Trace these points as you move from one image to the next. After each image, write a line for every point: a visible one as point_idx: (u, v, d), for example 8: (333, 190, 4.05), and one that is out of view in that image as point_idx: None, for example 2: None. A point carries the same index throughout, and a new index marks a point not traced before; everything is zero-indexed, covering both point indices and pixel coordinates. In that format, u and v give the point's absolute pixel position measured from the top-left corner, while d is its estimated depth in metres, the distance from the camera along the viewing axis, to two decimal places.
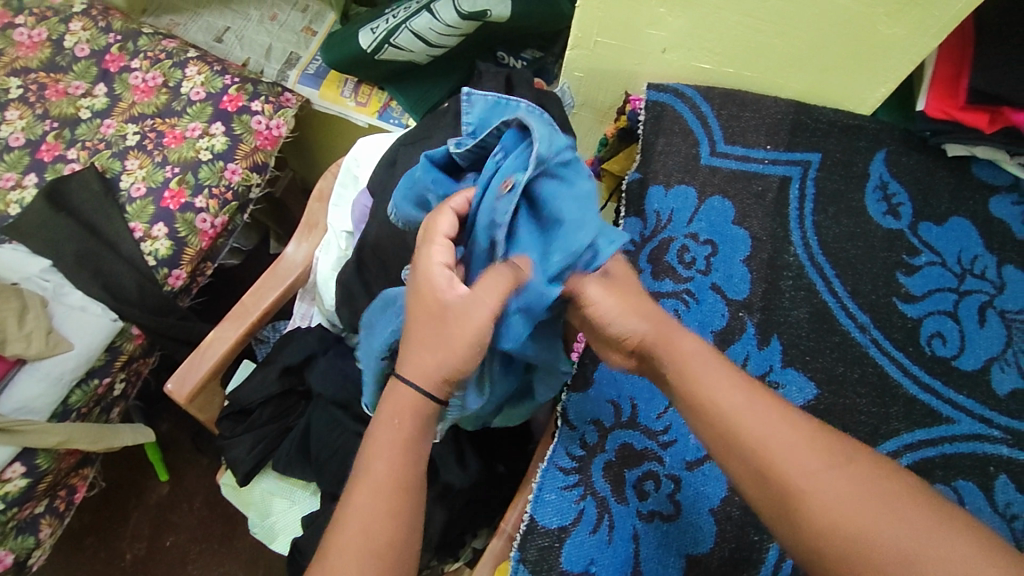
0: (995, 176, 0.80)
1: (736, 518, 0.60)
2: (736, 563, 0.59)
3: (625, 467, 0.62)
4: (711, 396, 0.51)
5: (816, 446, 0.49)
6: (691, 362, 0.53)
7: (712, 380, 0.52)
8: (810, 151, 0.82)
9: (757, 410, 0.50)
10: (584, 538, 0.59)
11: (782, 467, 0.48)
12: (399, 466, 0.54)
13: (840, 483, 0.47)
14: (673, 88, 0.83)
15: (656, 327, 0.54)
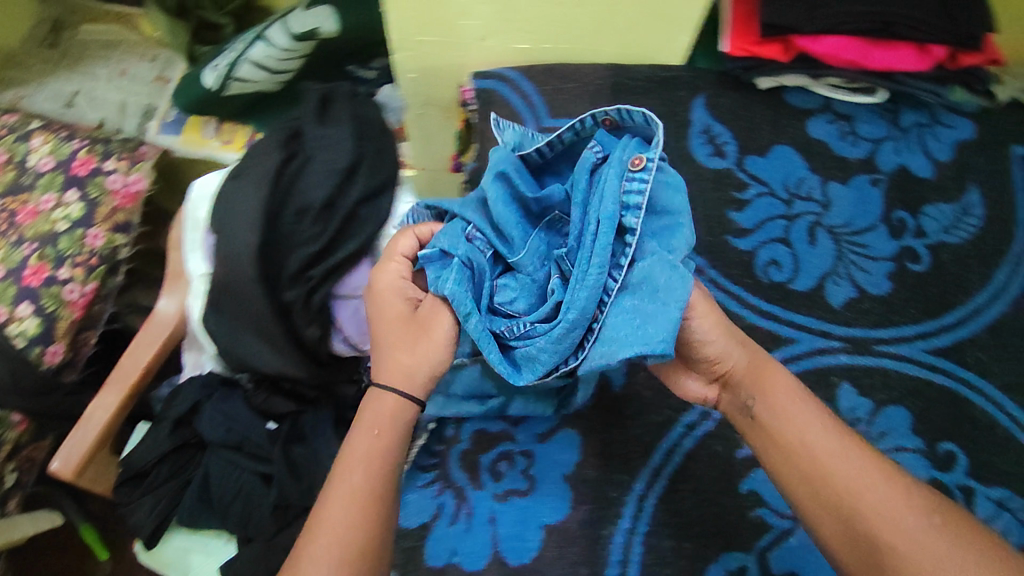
0: (806, 100, 0.84)
1: (593, 478, 0.63)
2: (597, 522, 0.61)
3: (480, 453, 0.64)
4: (799, 439, 0.52)
5: (905, 490, 0.49)
6: (782, 398, 0.54)
7: (806, 417, 0.53)
8: (632, 110, 0.83)
9: (849, 457, 0.51)
10: (445, 531, 0.61)
11: (859, 509, 0.49)
12: (377, 472, 0.56)
13: (932, 543, 0.47)
14: (495, 74, 0.86)
15: (752, 363, 0.56)
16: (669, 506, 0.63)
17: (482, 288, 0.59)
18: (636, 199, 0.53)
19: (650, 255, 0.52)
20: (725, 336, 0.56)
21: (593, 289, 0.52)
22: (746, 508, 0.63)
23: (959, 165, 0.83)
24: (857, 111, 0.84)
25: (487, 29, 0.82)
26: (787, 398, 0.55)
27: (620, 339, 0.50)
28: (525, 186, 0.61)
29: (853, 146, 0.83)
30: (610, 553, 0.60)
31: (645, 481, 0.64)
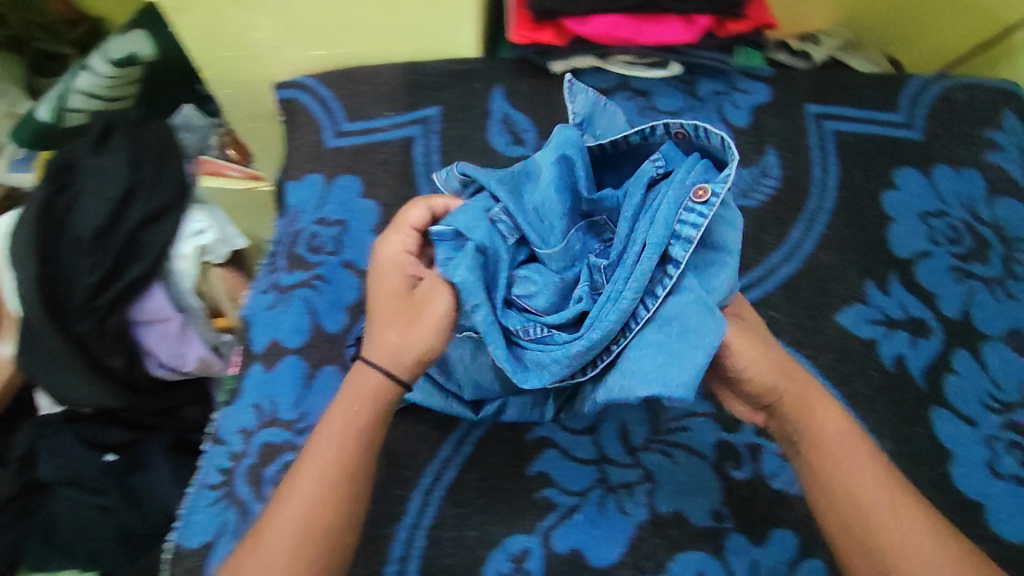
0: (603, 80, 0.85)
1: (378, 478, 0.68)
2: (377, 521, 0.66)
3: (265, 465, 0.68)
4: (852, 482, 0.54)
5: (905, 503, 0.54)
6: (827, 417, 0.57)
7: (831, 422, 0.56)
8: (428, 107, 0.83)
9: (881, 493, 0.54)
10: (226, 549, 0.64)
11: (875, 523, 0.53)
12: (348, 451, 0.56)
13: (932, 549, 0.52)
14: (297, 83, 0.87)
15: (799, 388, 0.57)
16: (453, 498, 0.67)
17: (495, 277, 0.58)
18: (688, 231, 0.52)
19: (685, 289, 0.53)
20: (764, 356, 0.55)
21: (615, 316, 0.53)
22: (532, 490, 0.68)
23: (757, 129, 0.84)
24: (655, 86, 0.85)
25: (280, 39, 0.84)
26: (838, 439, 0.56)
27: (643, 375, 0.51)
28: (582, 181, 0.62)
29: (653, 121, 0.84)
30: (390, 550, 0.65)
31: (431, 476, 0.68)
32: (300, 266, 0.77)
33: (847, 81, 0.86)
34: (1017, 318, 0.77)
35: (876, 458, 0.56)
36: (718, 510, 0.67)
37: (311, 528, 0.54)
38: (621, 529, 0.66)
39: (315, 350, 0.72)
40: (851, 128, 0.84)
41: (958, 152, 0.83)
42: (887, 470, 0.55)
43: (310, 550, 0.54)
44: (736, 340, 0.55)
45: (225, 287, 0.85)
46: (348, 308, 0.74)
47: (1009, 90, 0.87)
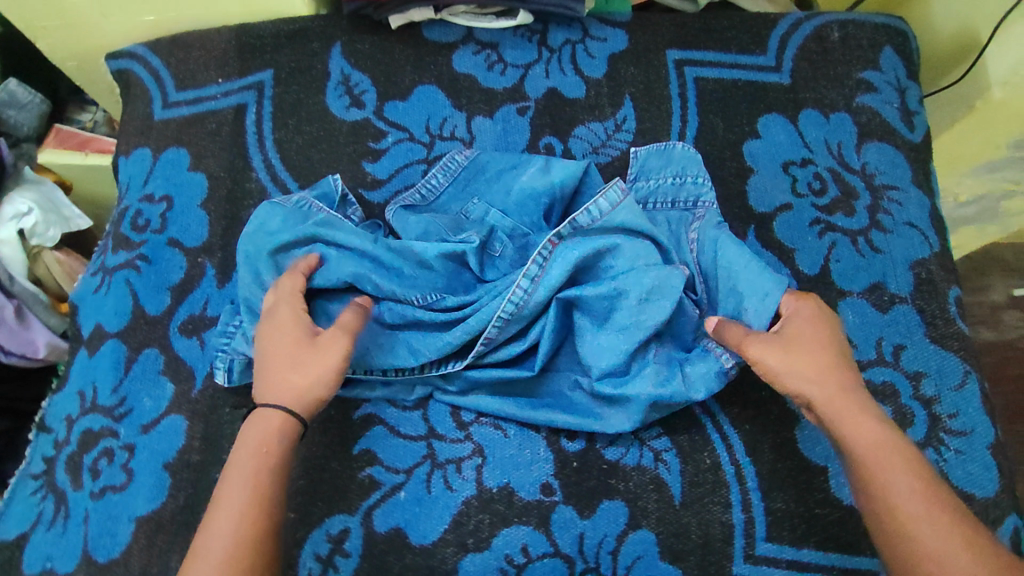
0: (447, 34, 0.80)
1: (195, 463, 0.65)
2: (193, 506, 0.63)
3: (84, 454, 0.66)
4: (884, 471, 0.52)
5: (941, 509, 0.50)
6: (862, 428, 0.53)
7: (864, 424, 0.54)
8: (261, 71, 0.79)
9: (920, 493, 0.50)
10: (42, 539, 0.65)
11: (905, 526, 0.50)
12: (262, 483, 0.53)
13: (961, 557, 0.48)
14: (126, 52, 0.81)
15: (828, 392, 0.55)
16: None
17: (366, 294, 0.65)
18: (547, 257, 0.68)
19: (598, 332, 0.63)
20: (799, 360, 0.56)
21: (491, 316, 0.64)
22: (357, 469, 0.65)
23: (613, 80, 0.79)
24: (502, 38, 0.80)
25: (103, 6, 0.76)
26: (878, 436, 0.53)
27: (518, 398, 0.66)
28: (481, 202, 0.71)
29: (501, 75, 0.79)
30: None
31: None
32: (124, 246, 0.74)
33: (712, 23, 0.81)
34: (880, 273, 0.72)
35: (914, 463, 0.52)
36: (548, 482, 0.64)
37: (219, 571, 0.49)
38: (446, 506, 0.64)
39: (136, 333, 0.70)
40: (714, 74, 0.79)
41: (830, 95, 0.78)
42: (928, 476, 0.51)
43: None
44: (769, 354, 0.56)
45: (62, 270, 0.88)
46: (173, 288, 0.72)
47: (894, 25, 0.82)
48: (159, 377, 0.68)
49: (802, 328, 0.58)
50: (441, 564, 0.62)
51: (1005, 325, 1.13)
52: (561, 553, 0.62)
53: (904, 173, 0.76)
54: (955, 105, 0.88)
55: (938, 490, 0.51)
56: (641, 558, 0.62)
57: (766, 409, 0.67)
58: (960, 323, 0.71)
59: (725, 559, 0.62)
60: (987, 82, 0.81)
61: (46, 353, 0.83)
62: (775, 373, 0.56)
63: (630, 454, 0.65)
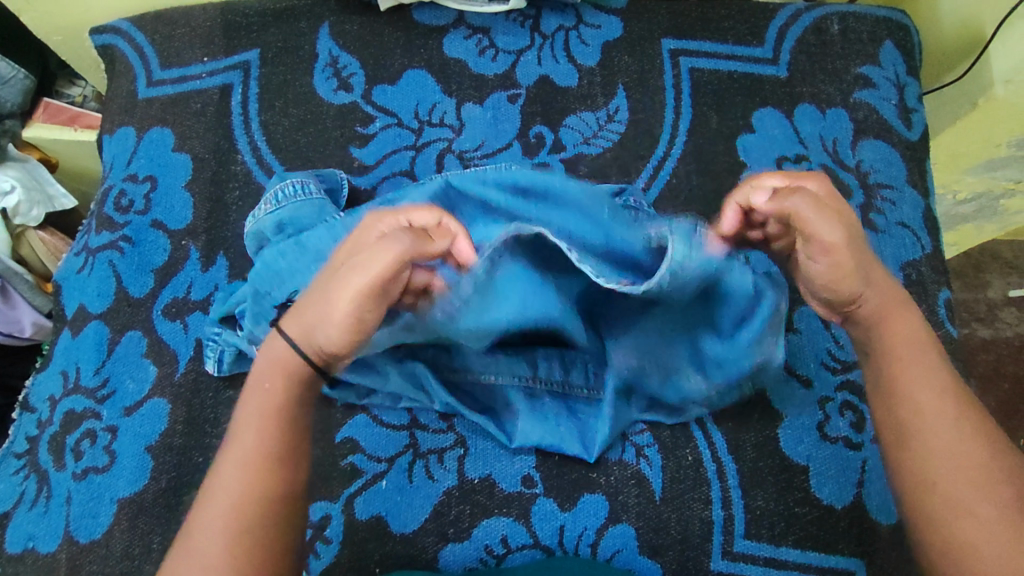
0: (437, 17, 0.78)
1: (177, 446, 0.62)
2: (175, 489, 0.60)
3: (66, 434, 0.63)
4: (901, 344, 0.51)
5: (953, 395, 0.49)
6: (900, 322, 0.51)
7: (901, 326, 0.51)
8: (247, 50, 0.77)
9: (929, 378, 0.50)
10: (24, 519, 0.62)
11: (920, 423, 0.49)
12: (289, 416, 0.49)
13: (948, 431, 0.48)
14: (110, 27, 0.80)
15: (881, 296, 0.51)
16: None
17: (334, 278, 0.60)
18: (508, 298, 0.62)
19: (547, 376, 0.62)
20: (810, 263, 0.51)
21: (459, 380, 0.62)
22: (340, 456, 0.62)
23: (606, 68, 0.77)
24: (494, 23, 0.78)
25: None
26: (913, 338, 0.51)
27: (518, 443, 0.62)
28: None
29: (492, 61, 0.77)
30: (187, 517, 0.60)
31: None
32: (107, 226, 0.71)
33: (709, 12, 0.79)
34: None
35: (941, 369, 0.51)
36: (529, 474, 0.62)
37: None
38: (427, 496, 0.61)
39: (118, 315, 0.67)
40: (709, 66, 0.78)
41: (827, 90, 0.77)
42: (953, 379, 0.50)
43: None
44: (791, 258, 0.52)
45: (45, 248, 0.88)
46: (156, 271, 0.69)
47: (896, 19, 0.80)
48: (142, 359, 0.65)
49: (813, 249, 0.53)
50: (422, 553, 0.60)
51: (1001, 323, 1.12)
52: (541, 544, 0.60)
53: (899, 172, 0.75)
54: (957, 103, 0.85)
55: (965, 395, 0.50)
56: (620, 552, 0.60)
57: (750, 408, 0.64)
58: (948, 326, 0.69)
59: (703, 555, 0.60)
60: (989, 78, 0.79)
61: (32, 332, 0.83)
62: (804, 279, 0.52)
63: (612, 447, 0.63)
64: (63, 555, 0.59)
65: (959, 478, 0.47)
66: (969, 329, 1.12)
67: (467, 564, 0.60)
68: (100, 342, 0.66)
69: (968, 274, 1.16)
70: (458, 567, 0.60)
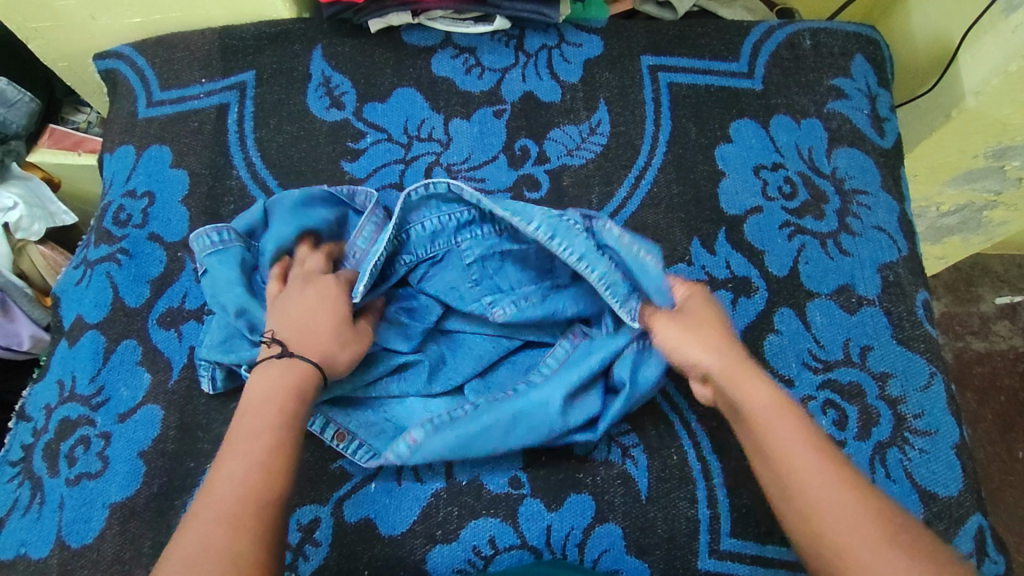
0: (425, 38, 0.82)
1: (170, 452, 0.63)
2: (166, 494, 0.61)
3: (61, 441, 0.64)
4: (750, 405, 0.52)
5: (816, 448, 0.49)
6: (755, 389, 0.53)
7: (754, 386, 0.53)
8: (243, 72, 0.81)
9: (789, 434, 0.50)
10: (18, 525, 0.63)
11: (790, 483, 0.48)
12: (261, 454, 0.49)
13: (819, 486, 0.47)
14: (113, 52, 0.83)
15: (723, 360, 0.55)
16: None
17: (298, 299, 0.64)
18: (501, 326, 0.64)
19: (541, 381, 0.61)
20: (688, 334, 0.56)
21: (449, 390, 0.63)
22: (328, 460, 0.63)
23: (588, 84, 0.80)
24: (480, 43, 0.82)
25: (90, 7, 0.78)
26: (769, 396, 0.52)
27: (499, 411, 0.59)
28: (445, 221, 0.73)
29: (478, 79, 0.80)
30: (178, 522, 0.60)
31: None
32: (106, 240, 0.74)
33: (687, 30, 0.83)
34: (848, 275, 0.72)
35: (802, 421, 0.51)
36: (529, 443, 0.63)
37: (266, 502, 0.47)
38: (415, 498, 0.62)
39: (114, 324, 0.69)
40: (687, 80, 0.81)
41: (801, 102, 0.80)
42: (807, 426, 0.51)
43: (245, 551, 0.44)
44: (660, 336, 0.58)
45: (45, 263, 0.91)
46: (152, 282, 0.71)
47: (865, 34, 0.84)
48: (137, 367, 0.67)
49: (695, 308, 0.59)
50: (410, 555, 0.60)
51: (994, 336, 1.13)
52: (528, 545, 0.61)
53: (873, 179, 0.77)
54: (931, 115, 0.88)
55: (819, 442, 0.50)
56: (608, 552, 0.60)
57: None
58: (926, 325, 0.71)
59: (690, 554, 0.61)
60: (961, 89, 0.82)
61: (30, 345, 0.85)
62: (674, 349, 0.57)
63: (598, 448, 0.64)
64: (54, 560, 0.60)
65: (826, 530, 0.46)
66: (962, 342, 1.13)
67: (455, 566, 0.60)
68: (96, 349, 0.68)
69: (960, 288, 1.17)
70: (446, 569, 0.60)
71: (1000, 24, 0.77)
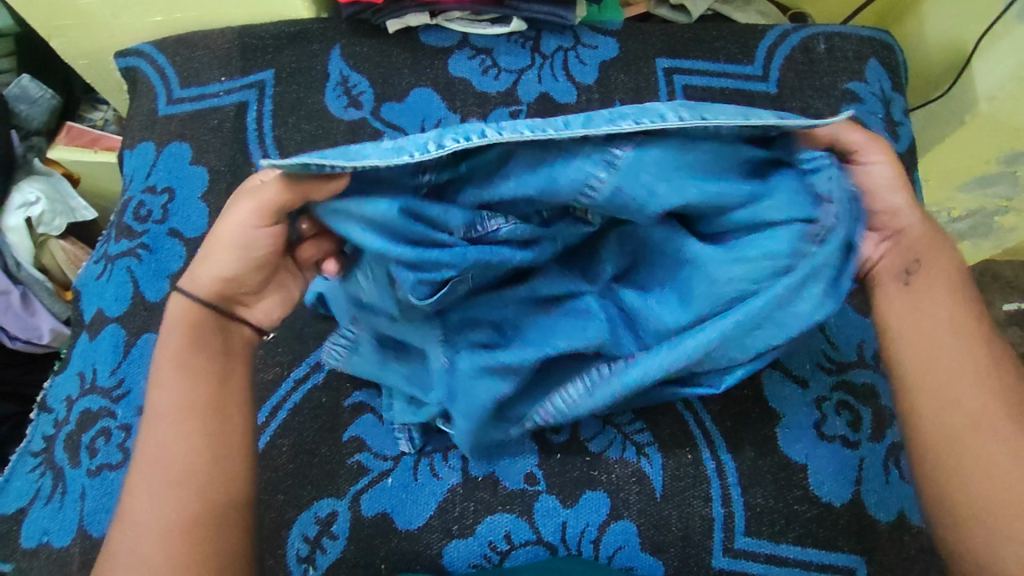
0: (442, 39, 0.83)
1: None
2: None
3: (82, 432, 0.65)
4: (931, 293, 0.51)
5: (982, 353, 0.50)
6: (939, 276, 0.52)
7: (941, 270, 0.52)
8: (262, 70, 0.81)
9: (954, 329, 0.50)
10: (39, 514, 0.64)
11: (945, 370, 0.49)
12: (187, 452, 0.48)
13: (971, 383, 0.49)
14: (134, 50, 0.85)
15: (916, 238, 0.53)
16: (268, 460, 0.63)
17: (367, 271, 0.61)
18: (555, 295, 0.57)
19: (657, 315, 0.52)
20: (900, 199, 0.52)
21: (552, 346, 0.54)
22: (346, 454, 0.63)
23: (603, 86, 0.81)
24: (496, 44, 0.83)
25: (113, 5, 0.80)
26: (952, 285, 0.52)
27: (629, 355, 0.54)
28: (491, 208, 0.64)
29: (495, 80, 0.81)
30: None
31: None
32: (127, 234, 0.75)
33: (702, 33, 0.84)
34: None
35: (974, 319, 0.51)
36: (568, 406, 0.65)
37: (217, 504, 0.47)
38: (431, 493, 0.62)
39: (134, 318, 0.70)
40: (702, 82, 0.81)
41: (815, 105, 0.81)
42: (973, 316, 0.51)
43: (197, 558, 0.45)
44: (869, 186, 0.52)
45: (65, 257, 0.92)
46: (172, 276, 0.72)
47: (880, 39, 0.84)
48: None
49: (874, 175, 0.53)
50: (426, 549, 0.61)
51: (1005, 343, 1.13)
52: (544, 541, 0.61)
53: None
54: (943, 120, 0.89)
55: (991, 346, 0.50)
56: (623, 549, 0.61)
57: (747, 407, 0.66)
58: None
59: (704, 552, 0.61)
60: (974, 95, 0.82)
61: (50, 339, 0.87)
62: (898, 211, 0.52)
63: (612, 446, 0.64)
64: (75, 550, 0.61)
65: (960, 416, 0.48)
66: None
67: (471, 561, 0.61)
68: (116, 342, 0.69)
69: None
70: (463, 564, 0.61)
71: (1014, 30, 0.77)
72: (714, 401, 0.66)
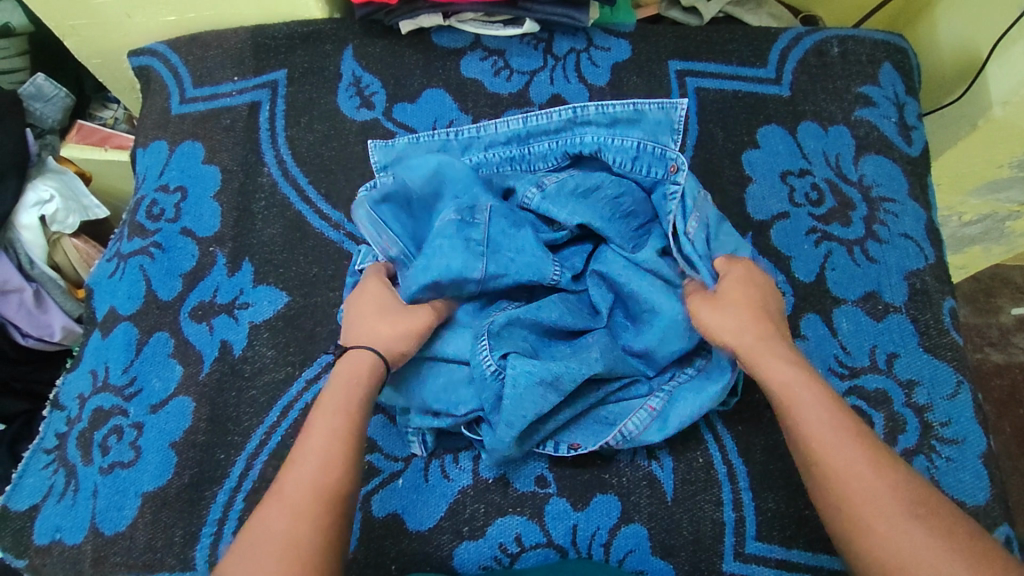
0: (454, 40, 0.83)
1: (201, 443, 0.63)
2: (198, 484, 0.62)
3: (94, 430, 0.65)
4: (785, 392, 0.53)
5: (861, 446, 0.49)
6: (788, 370, 0.54)
7: (774, 366, 0.54)
8: (275, 70, 0.82)
9: (826, 423, 0.50)
10: (52, 511, 0.64)
11: (831, 473, 0.48)
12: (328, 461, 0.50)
13: (862, 476, 0.47)
14: (148, 49, 0.85)
15: (744, 343, 0.56)
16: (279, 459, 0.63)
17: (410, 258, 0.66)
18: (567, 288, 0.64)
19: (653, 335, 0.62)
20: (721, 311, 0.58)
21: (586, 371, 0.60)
22: None
23: (615, 88, 0.81)
24: (509, 45, 0.83)
25: (127, 5, 0.80)
26: (796, 381, 0.53)
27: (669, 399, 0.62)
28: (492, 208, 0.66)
29: (507, 81, 0.81)
30: (209, 512, 0.61)
31: (257, 440, 0.64)
32: (140, 233, 0.75)
33: (714, 36, 0.83)
34: (874, 282, 0.72)
35: (836, 406, 0.51)
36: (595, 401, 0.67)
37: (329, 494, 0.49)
38: (441, 495, 0.62)
39: (147, 317, 0.70)
40: (714, 85, 0.81)
41: (828, 109, 0.80)
42: (838, 406, 0.51)
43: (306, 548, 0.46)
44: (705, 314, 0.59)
45: (78, 256, 0.92)
46: (185, 276, 0.72)
47: (893, 43, 0.84)
48: (169, 359, 0.68)
49: (730, 288, 0.60)
50: (436, 551, 0.60)
51: (1015, 348, 1.13)
52: (554, 544, 0.61)
53: (901, 186, 0.77)
54: (957, 124, 0.88)
55: (859, 435, 0.49)
56: (633, 552, 0.61)
57: (759, 412, 0.65)
58: (953, 334, 0.70)
59: (716, 556, 0.61)
60: (988, 99, 0.82)
61: (61, 336, 0.88)
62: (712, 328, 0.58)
63: (624, 450, 0.64)
64: (88, 547, 0.61)
65: (862, 521, 0.46)
66: (981, 353, 1.13)
67: (480, 563, 0.61)
68: (127, 341, 0.69)
69: (979, 299, 1.17)
70: (472, 566, 0.60)
71: None
72: (726, 405, 0.66)
